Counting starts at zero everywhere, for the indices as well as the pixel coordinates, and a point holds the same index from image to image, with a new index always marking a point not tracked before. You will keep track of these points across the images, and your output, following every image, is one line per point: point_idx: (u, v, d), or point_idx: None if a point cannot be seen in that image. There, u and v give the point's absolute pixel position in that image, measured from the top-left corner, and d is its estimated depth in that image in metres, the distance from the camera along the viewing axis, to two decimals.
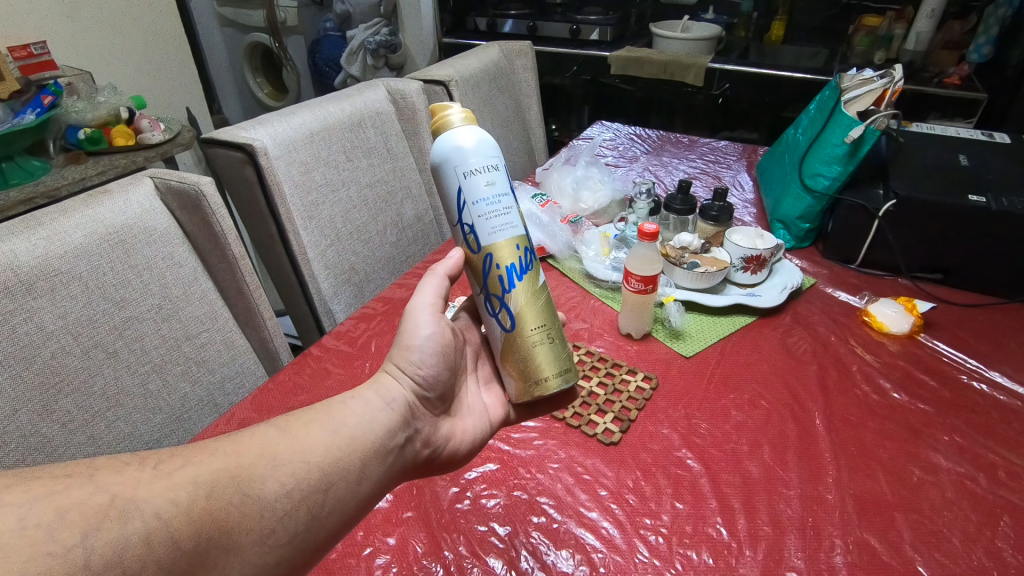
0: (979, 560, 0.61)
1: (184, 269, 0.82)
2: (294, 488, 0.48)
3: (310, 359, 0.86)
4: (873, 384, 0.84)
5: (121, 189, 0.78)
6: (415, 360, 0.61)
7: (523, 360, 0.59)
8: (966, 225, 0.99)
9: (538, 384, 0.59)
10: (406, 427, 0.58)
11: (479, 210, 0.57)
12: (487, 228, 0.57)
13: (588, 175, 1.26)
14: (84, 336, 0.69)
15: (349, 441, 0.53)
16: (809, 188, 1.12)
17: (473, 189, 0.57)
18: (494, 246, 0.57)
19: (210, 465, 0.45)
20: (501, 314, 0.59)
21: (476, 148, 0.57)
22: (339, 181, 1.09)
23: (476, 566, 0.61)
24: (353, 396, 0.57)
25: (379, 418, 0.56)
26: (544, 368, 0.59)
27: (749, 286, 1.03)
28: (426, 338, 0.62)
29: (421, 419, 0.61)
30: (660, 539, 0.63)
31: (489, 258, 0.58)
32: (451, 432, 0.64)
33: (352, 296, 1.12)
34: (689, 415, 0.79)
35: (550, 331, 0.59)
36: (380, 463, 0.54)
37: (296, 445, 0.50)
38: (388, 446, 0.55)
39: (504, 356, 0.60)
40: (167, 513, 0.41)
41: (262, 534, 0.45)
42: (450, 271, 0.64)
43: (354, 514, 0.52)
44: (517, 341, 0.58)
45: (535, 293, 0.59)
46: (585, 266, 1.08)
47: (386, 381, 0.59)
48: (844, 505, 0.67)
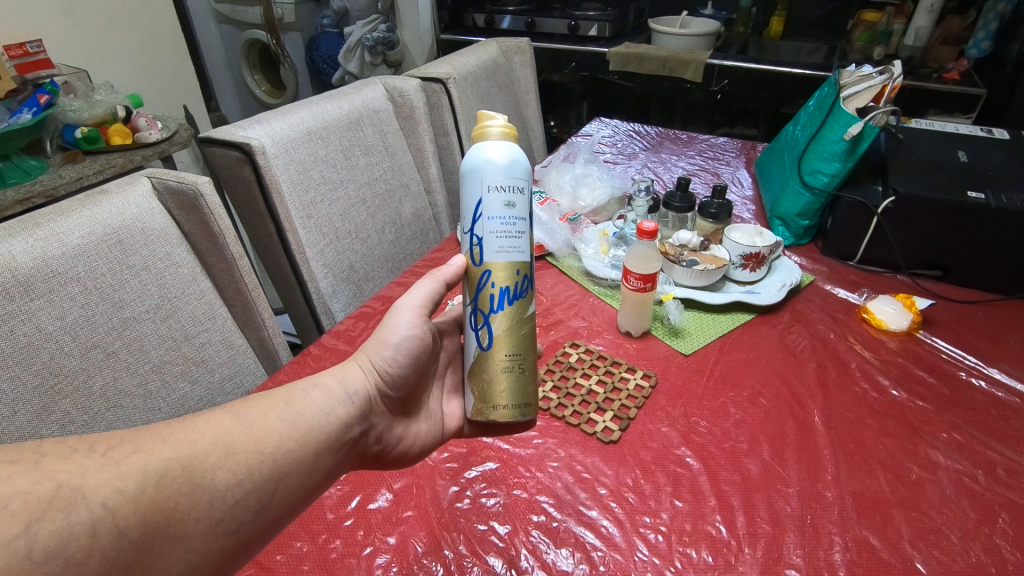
0: (978, 558, 0.61)
1: (182, 270, 0.82)
2: (246, 478, 0.48)
3: (310, 358, 0.86)
4: (872, 382, 0.84)
5: (118, 189, 0.78)
6: (386, 356, 0.62)
7: (484, 383, 0.58)
8: (966, 222, 0.99)
9: (490, 411, 0.58)
10: (363, 422, 0.60)
11: (491, 226, 0.57)
12: (493, 246, 0.57)
13: (587, 173, 1.26)
14: (83, 337, 0.69)
15: (305, 433, 0.54)
16: (808, 185, 1.12)
17: (495, 206, 0.57)
18: (495, 264, 0.57)
19: (161, 453, 0.45)
20: (480, 334, 0.58)
21: (506, 167, 0.57)
22: (338, 180, 1.09)
23: (476, 565, 0.61)
24: (314, 385, 0.58)
25: (337, 412, 0.57)
26: (503, 395, 0.58)
27: (748, 283, 1.03)
28: (404, 337, 0.63)
29: (378, 415, 0.62)
30: (660, 537, 0.63)
31: (489, 274, 0.57)
32: (404, 434, 0.66)
33: (350, 295, 1.12)
34: (688, 413, 0.79)
35: (524, 363, 0.59)
36: (333, 456, 0.56)
37: (251, 433, 0.51)
38: (343, 438, 0.57)
39: (472, 373, 0.59)
40: (113, 503, 0.40)
41: (211, 523, 0.45)
42: (448, 278, 0.64)
43: (301, 501, 0.53)
44: (488, 361, 0.58)
45: (519, 323, 0.58)
46: (584, 264, 1.08)
47: (353, 371, 0.61)
48: (843, 503, 0.67)
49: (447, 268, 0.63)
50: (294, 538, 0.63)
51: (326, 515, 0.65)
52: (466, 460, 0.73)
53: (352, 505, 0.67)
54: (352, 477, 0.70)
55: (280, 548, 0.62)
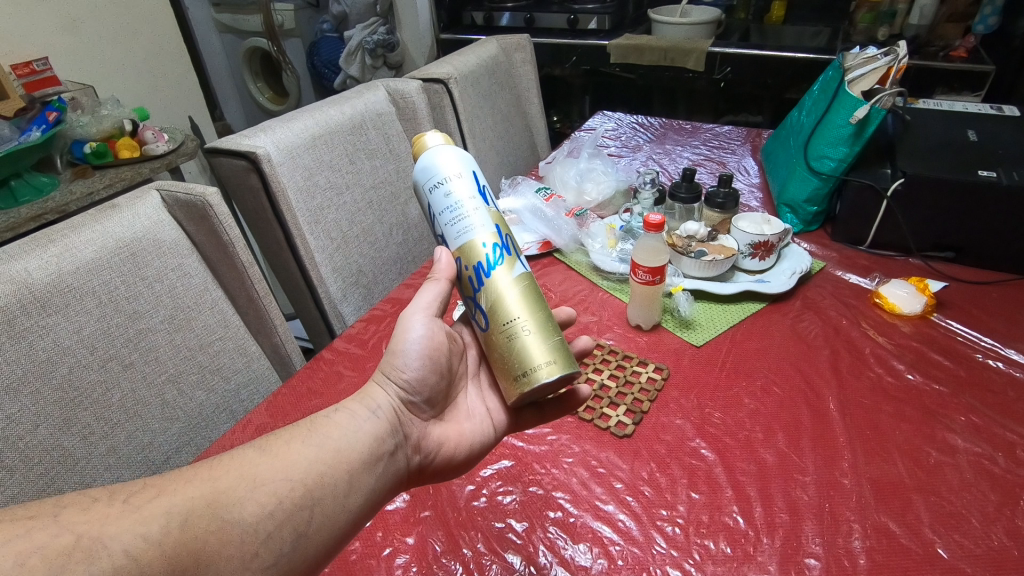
0: (1000, 541, 0.60)
1: (194, 279, 0.82)
2: (277, 508, 0.48)
3: (323, 362, 0.88)
4: (886, 366, 0.83)
5: (128, 202, 0.78)
6: (400, 365, 0.61)
7: (507, 355, 0.56)
8: (977, 201, 0.97)
9: (526, 376, 0.54)
10: (395, 434, 0.58)
11: (444, 219, 0.59)
12: (456, 233, 0.58)
13: (591, 167, 1.26)
14: (100, 349, 0.70)
15: (334, 456, 0.53)
16: (815, 170, 1.11)
17: (436, 199, 0.59)
18: (461, 250, 0.58)
19: (185, 493, 0.46)
20: (482, 316, 0.58)
21: (437, 161, 0.59)
22: (343, 185, 1.09)
23: (494, 563, 0.61)
24: (336, 410, 0.57)
25: (363, 428, 0.56)
26: (530, 358, 0.55)
27: (757, 272, 1.02)
28: (416, 341, 0.61)
29: (410, 424, 0.60)
30: (677, 530, 0.63)
31: (460, 261, 0.58)
32: (443, 437, 0.63)
33: (360, 298, 1.13)
34: (701, 405, 0.79)
35: (529, 323, 0.56)
36: (370, 474, 0.55)
37: (278, 462, 0.51)
38: (377, 453, 0.56)
39: (495, 357, 0.58)
40: (135, 550, 0.41)
41: (245, 559, 0.45)
42: (449, 274, 0.61)
43: (347, 530, 0.52)
44: (493, 339, 0.57)
45: (506, 287, 0.57)
46: (592, 259, 1.08)
47: (373, 391, 0.60)
48: (861, 490, 0.66)
49: (438, 265, 0.62)
50: None
51: None
52: (481, 459, 0.73)
53: None
54: None
55: None
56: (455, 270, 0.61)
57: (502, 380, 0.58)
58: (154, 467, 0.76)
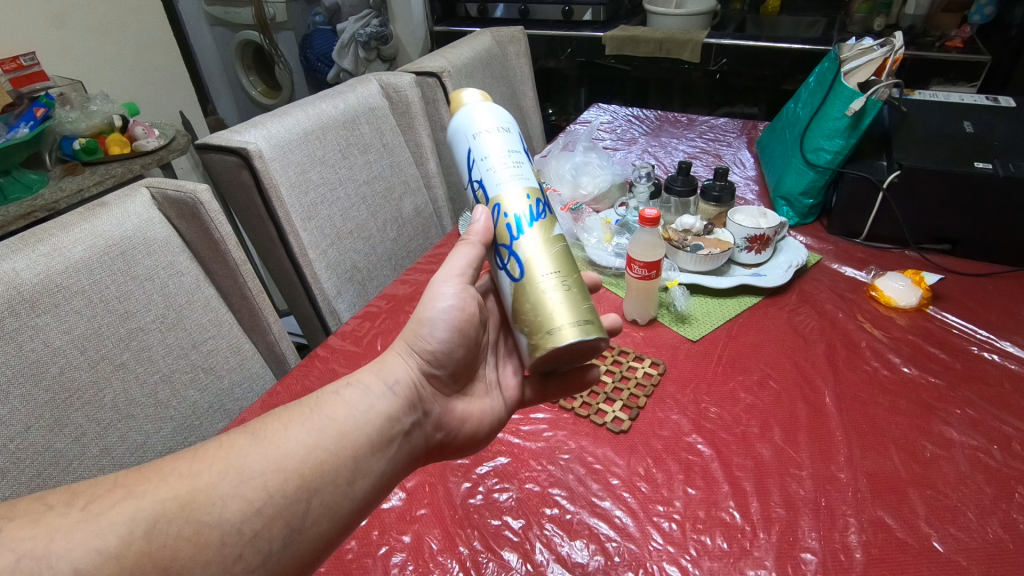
0: (995, 533, 0.61)
1: (185, 277, 0.81)
2: (265, 504, 0.46)
3: (318, 360, 0.87)
4: (883, 360, 0.83)
5: (118, 200, 0.77)
6: (425, 334, 0.60)
7: (534, 309, 0.54)
8: (973, 194, 0.97)
9: (552, 333, 0.53)
10: (412, 411, 0.58)
11: (486, 166, 0.59)
12: (495, 181, 0.59)
13: (587, 160, 1.25)
14: (91, 349, 0.69)
15: (337, 440, 0.51)
16: (811, 163, 1.11)
17: (478, 145, 0.60)
18: (503, 196, 0.58)
19: (156, 494, 0.44)
20: (513, 268, 0.57)
21: (487, 116, 0.61)
22: (337, 180, 1.08)
23: (491, 561, 0.61)
24: (346, 386, 0.56)
25: (376, 406, 0.55)
26: (558, 315, 0.53)
27: (754, 265, 1.02)
28: (443, 310, 0.60)
29: (430, 400, 0.60)
30: (673, 525, 0.63)
31: (497, 207, 0.58)
32: (466, 413, 0.64)
33: (355, 295, 1.12)
34: (698, 400, 0.79)
35: (566, 281, 0.55)
36: (380, 456, 0.53)
37: (272, 451, 0.49)
38: (389, 433, 0.55)
39: (519, 313, 0.56)
40: (87, 566, 0.39)
41: (226, 563, 0.44)
42: (485, 238, 0.60)
43: (348, 521, 0.50)
44: (527, 288, 0.55)
45: (548, 243, 0.57)
46: (588, 253, 1.07)
47: (391, 362, 0.59)
48: (857, 484, 0.66)
49: (474, 227, 0.60)
50: None
51: None
52: (477, 456, 0.73)
53: None
54: None
55: None
56: (492, 234, 0.60)
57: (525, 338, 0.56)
58: None
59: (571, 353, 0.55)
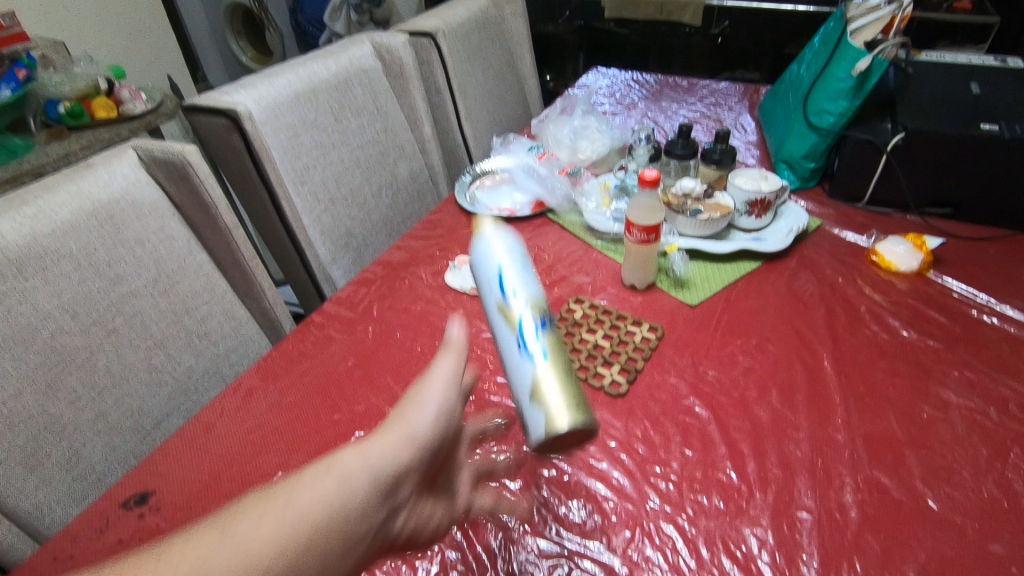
0: (989, 492, 0.61)
1: (177, 242, 0.80)
2: None
3: (313, 326, 0.86)
4: (882, 324, 0.83)
5: (104, 161, 0.75)
6: (425, 418, 0.49)
7: (550, 390, 0.51)
8: (978, 156, 0.95)
9: (566, 415, 0.49)
10: (386, 503, 0.46)
11: (514, 285, 0.58)
12: (520, 297, 0.57)
13: (585, 124, 1.22)
14: (81, 314, 0.68)
15: (310, 535, 0.40)
16: (813, 126, 1.08)
17: (513, 274, 0.59)
18: (526, 300, 0.57)
19: None
20: (534, 345, 0.54)
21: (510, 258, 0.60)
22: (329, 144, 1.06)
23: (489, 521, 0.61)
24: (320, 467, 0.43)
25: (355, 492, 0.43)
26: (559, 397, 0.50)
27: (754, 230, 1.01)
28: (440, 398, 0.50)
29: (405, 502, 0.47)
30: (670, 486, 0.64)
31: (522, 317, 0.56)
32: (428, 519, 0.51)
33: (351, 261, 1.11)
34: (696, 363, 0.78)
35: (570, 372, 0.53)
36: (353, 556, 0.43)
37: (234, 550, 0.38)
38: (361, 535, 0.43)
39: (532, 390, 0.52)
40: None
41: None
42: (462, 347, 0.53)
43: None
44: (537, 384, 0.52)
45: (558, 348, 0.55)
46: (586, 218, 1.05)
47: (372, 441, 0.46)
48: (853, 445, 0.67)
49: (454, 334, 0.54)
50: None
51: None
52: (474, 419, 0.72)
53: None
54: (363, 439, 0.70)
55: None
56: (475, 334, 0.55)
57: (535, 415, 0.51)
58: (144, 432, 0.75)
59: (572, 443, 0.51)
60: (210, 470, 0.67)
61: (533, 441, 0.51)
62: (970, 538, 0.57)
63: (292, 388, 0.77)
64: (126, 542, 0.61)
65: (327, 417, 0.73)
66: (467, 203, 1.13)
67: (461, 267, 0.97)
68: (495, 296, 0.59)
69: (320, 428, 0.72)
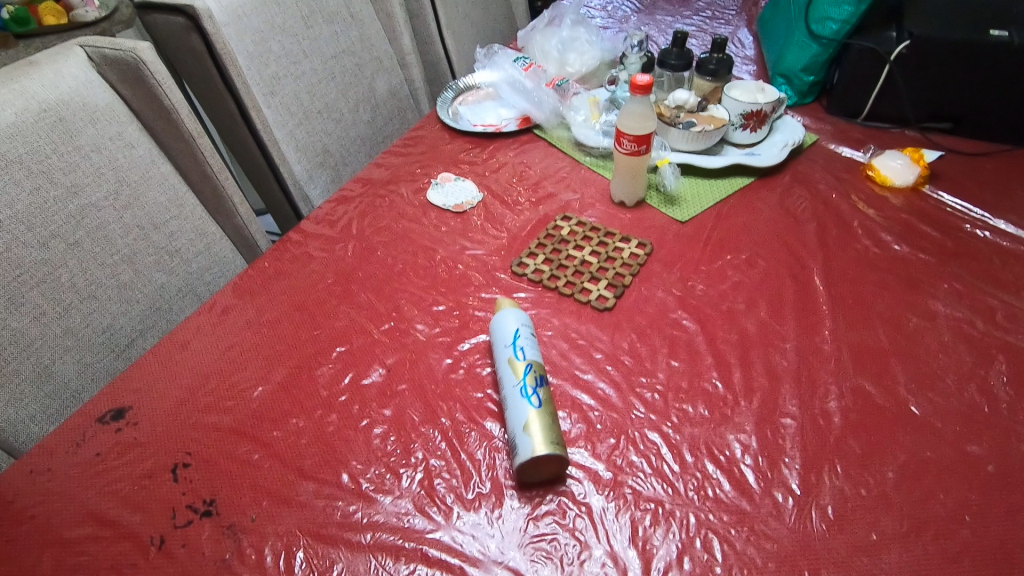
0: (971, 397, 0.61)
1: (138, 151, 0.75)
2: None
3: (290, 244, 0.83)
4: (874, 238, 0.81)
5: (49, 60, 0.70)
6: None
7: (540, 428, 0.54)
8: (985, 65, 0.90)
9: (552, 452, 0.53)
10: None
11: (527, 345, 0.61)
12: (529, 355, 0.60)
13: (575, 35, 1.15)
14: (38, 225, 0.66)
15: None
16: (815, 35, 1.03)
17: (527, 339, 0.62)
18: (536, 362, 0.60)
19: None
20: (532, 393, 0.56)
21: (525, 330, 0.63)
22: (300, 52, 0.98)
23: (473, 431, 0.61)
24: None
25: None
26: (547, 431, 0.54)
27: (747, 145, 0.97)
28: None
29: None
30: (656, 395, 0.63)
31: (529, 369, 0.59)
32: None
33: (328, 181, 1.07)
34: (684, 278, 0.77)
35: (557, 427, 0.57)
36: None
37: None
38: None
39: (525, 422, 0.55)
40: None
41: None
42: None
43: None
44: (536, 413, 0.55)
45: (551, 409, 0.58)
46: (574, 133, 1.01)
47: None
48: (840, 354, 0.66)
49: None
50: (290, 415, 0.63)
51: (320, 391, 0.65)
52: (458, 333, 0.71)
53: (345, 381, 0.66)
54: (344, 355, 0.68)
55: (276, 425, 0.62)
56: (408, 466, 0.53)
57: (524, 441, 0.54)
58: (118, 349, 0.75)
59: (551, 471, 0.55)
60: (187, 386, 0.66)
61: (518, 462, 0.54)
62: (950, 440, 0.58)
63: (269, 306, 0.74)
64: (104, 455, 0.60)
65: (306, 333, 0.71)
66: (449, 119, 1.07)
67: (444, 185, 0.93)
68: (504, 346, 0.61)
69: (300, 344, 0.70)
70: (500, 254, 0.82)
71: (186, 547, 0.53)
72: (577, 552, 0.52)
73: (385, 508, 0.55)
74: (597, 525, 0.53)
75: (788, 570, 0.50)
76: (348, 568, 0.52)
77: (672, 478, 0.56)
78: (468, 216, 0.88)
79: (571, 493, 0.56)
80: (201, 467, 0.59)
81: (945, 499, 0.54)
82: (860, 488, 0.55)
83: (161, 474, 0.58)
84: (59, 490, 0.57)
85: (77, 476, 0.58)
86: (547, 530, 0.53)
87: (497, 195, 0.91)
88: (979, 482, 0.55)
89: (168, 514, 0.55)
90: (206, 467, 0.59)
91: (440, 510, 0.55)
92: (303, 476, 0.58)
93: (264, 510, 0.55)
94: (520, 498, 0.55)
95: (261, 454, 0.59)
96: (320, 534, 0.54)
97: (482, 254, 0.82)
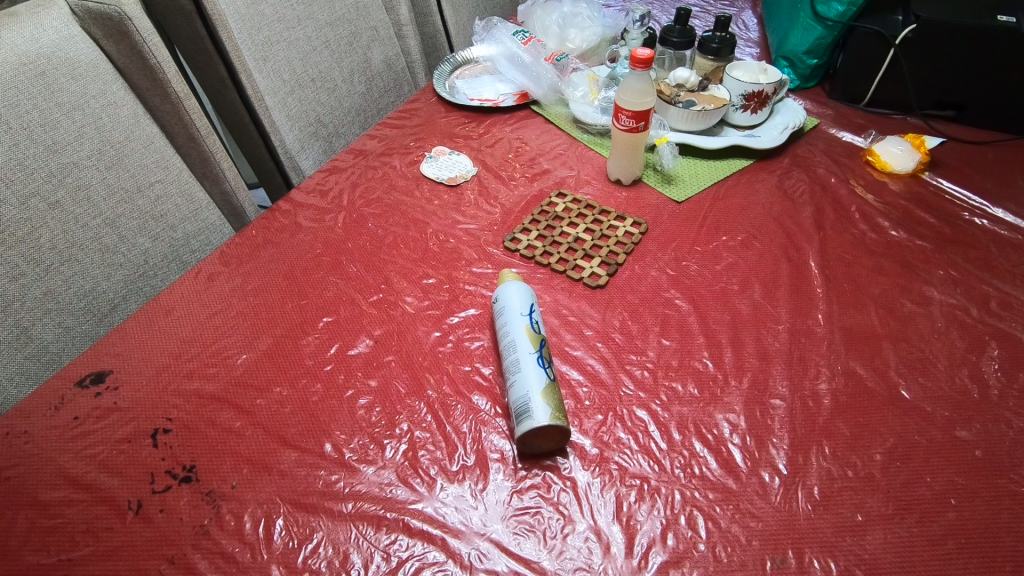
0: (962, 383, 0.61)
1: (123, 110, 0.74)
2: None
3: (279, 214, 0.81)
4: (871, 224, 0.80)
5: (30, 12, 0.68)
6: None
7: (555, 401, 0.54)
8: (991, 51, 0.89)
9: (563, 425, 0.53)
10: None
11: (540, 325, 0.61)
12: (542, 333, 0.61)
13: (576, 10, 1.12)
14: (18, 183, 0.64)
15: None
16: (820, 17, 1.01)
17: (538, 316, 0.62)
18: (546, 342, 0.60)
19: None
20: (547, 364, 0.57)
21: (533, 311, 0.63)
22: (294, 18, 0.96)
23: (460, 404, 0.60)
24: None
25: None
26: (559, 405, 0.54)
27: (747, 127, 0.96)
28: None
29: None
30: (646, 373, 0.63)
31: (543, 343, 0.59)
32: None
33: (320, 151, 1.05)
34: (679, 258, 0.76)
35: None
36: None
37: None
38: None
39: (542, 389, 0.54)
40: None
41: None
42: None
43: None
44: (552, 384, 0.55)
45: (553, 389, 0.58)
46: (572, 110, 0.99)
47: None
48: (832, 337, 0.66)
49: None
50: (273, 383, 0.62)
51: (305, 360, 0.64)
52: (448, 307, 0.70)
53: (332, 352, 0.65)
54: (330, 325, 0.67)
55: (259, 393, 0.61)
56: None
57: (539, 407, 0.53)
58: (97, 313, 0.73)
59: (546, 444, 0.55)
60: (170, 352, 0.64)
61: (526, 425, 0.53)
62: (939, 425, 0.57)
63: (256, 275, 0.73)
64: (83, 419, 0.59)
65: (292, 302, 0.70)
66: (446, 93, 1.05)
67: (438, 158, 0.92)
68: (518, 313, 0.60)
69: (286, 313, 0.69)
70: (493, 229, 0.80)
71: (164, 512, 0.52)
72: (560, 526, 0.51)
73: (368, 478, 0.55)
74: (582, 500, 0.53)
75: (771, 549, 0.50)
76: (328, 537, 0.51)
77: (659, 455, 0.56)
78: (462, 190, 0.87)
79: (556, 468, 0.55)
80: (181, 433, 0.58)
81: (932, 483, 0.53)
82: (847, 470, 0.54)
83: (141, 439, 0.57)
84: (35, 453, 0.56)
85: (54, 438, 0.57)
86: (530, 504, 0.53)
87: (492, 170, 0.90)
88: (967, 466, 0.54)
89: (147, 479, 0.55)
90: (187, 434, 0.58)
91: (423, 481, 0.54)
92: (285, 444, 0.57)
93: (244, 477, 0.55)
94: (505, 471, 0.55)
95: (243, 422, 0.59)
96: (300, 503, 0.53)
97: (475, 229, 0.80)
